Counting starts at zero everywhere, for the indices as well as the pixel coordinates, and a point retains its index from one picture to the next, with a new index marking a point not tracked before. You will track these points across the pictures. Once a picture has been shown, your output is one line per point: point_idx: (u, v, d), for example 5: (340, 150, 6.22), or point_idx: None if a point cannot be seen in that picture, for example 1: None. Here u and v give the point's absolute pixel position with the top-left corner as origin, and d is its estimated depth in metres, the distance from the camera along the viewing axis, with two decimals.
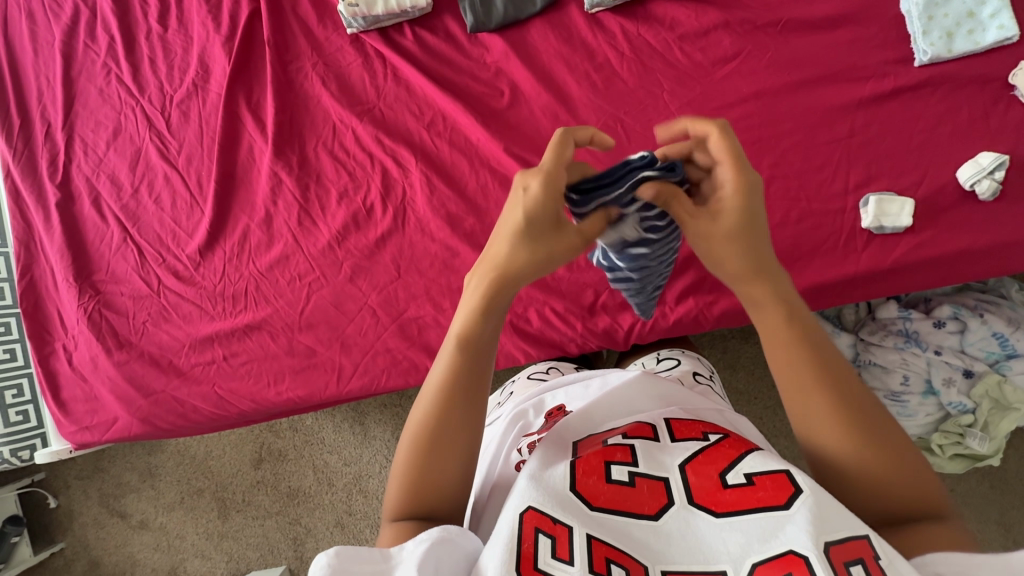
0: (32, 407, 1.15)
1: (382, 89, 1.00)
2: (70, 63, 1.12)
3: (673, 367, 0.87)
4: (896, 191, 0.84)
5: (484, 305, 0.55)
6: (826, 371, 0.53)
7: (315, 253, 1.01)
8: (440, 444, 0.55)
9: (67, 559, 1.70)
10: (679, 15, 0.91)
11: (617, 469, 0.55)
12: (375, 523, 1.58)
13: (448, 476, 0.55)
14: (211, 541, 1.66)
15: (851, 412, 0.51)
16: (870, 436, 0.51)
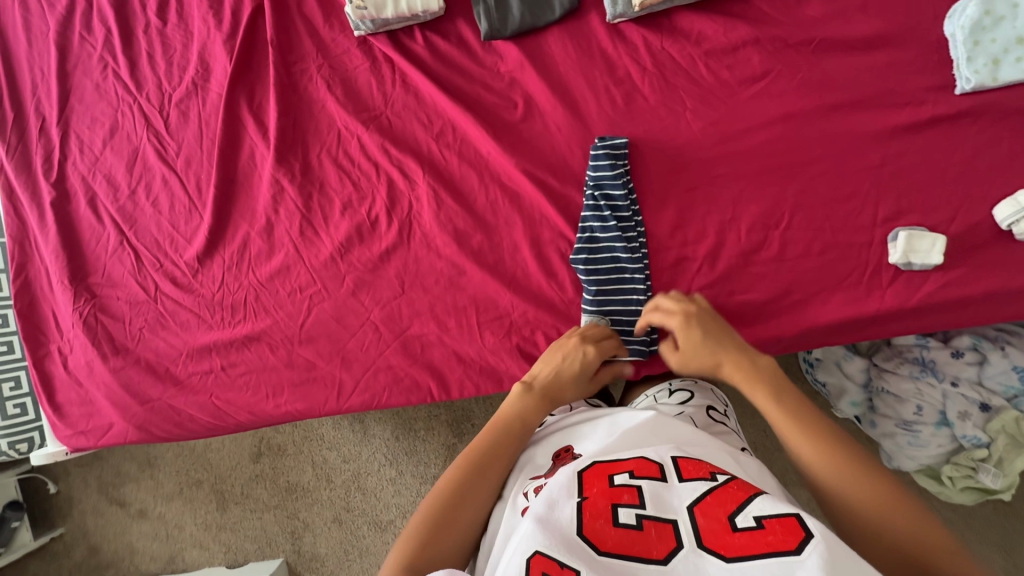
0: (29, 403, 1.13)
1: (389, 96, 0.95)
2: (65, 56, 1.07)
3: (687, 401, 0.84)
4: (927, 226, 0.80)
5: (530, 405, 0.75)
6: (809, 424, 0.62)
7: (317, 264, 0.98)
8: (479, 490, 0.66)
9: (66, 545, 1.71)
10: (706, 29, 0.86)
11: (625, 513, 0.54)
12: (374, 521, 1.58)
13: (469, 513, 0.64)
14: (209, 533, 1.66)
15: (838, 462, 0.59)
16: (859, 468, 0.57)
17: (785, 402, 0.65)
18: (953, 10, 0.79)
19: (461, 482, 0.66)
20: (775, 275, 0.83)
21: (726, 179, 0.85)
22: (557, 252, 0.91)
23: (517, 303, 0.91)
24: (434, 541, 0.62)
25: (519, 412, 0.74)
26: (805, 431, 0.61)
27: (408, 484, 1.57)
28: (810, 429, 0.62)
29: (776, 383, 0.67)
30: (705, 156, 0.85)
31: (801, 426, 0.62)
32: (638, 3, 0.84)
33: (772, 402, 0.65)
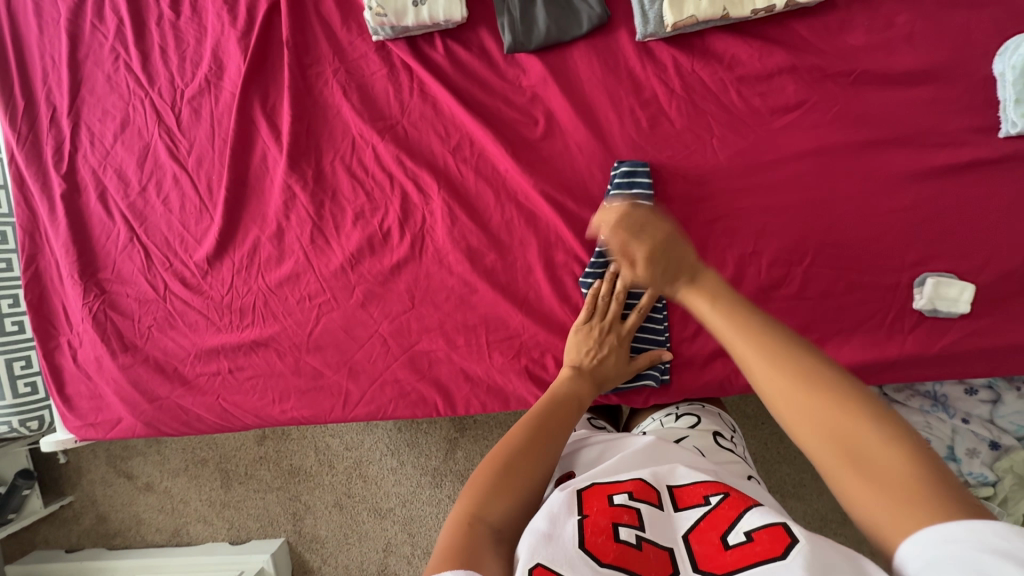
0: (39, 382, 1.14)
1: (406, 105, 0.92)
2: (76, 45, 1.05)
3: (692, 427, 0.83)
4: (956, 273, 0.77)
5: (573, 379, 0.79)
6: (772, 352, 0.52)
7: (327, 274, 0.97)
8: (536, 442, 0.66)
9: (76, 512, 1.76)
10: (740, 53, 0.82)
11: (626, 530, 0.52)
12: (374, 508, 1.60)
13: (530, 458, 0.64)
14: (213, 509, 1.70)
15: (819, 399, 0.49)
16: (840, 401, 0.48)
17: (751, 329, 0.55)
18: (1005, 47, 0.74)
19: (527, 432, 0.67)
20: (793, 313, 0.81)
21: (750, 211, 0.82)
22: (571, 276, 0.89)
23: (527, 324, 0.90)
24: (507, 482, 0.61)
25: (570, 387, 0.77)
26: (782, 365, 0.51)
27: (409, 475, 1.59)
28: (790, 362, 0.51)
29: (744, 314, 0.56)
30: (730, 187, 0.82)
31: (770, 364, 0.52)
32: (671, 24, 0.80)
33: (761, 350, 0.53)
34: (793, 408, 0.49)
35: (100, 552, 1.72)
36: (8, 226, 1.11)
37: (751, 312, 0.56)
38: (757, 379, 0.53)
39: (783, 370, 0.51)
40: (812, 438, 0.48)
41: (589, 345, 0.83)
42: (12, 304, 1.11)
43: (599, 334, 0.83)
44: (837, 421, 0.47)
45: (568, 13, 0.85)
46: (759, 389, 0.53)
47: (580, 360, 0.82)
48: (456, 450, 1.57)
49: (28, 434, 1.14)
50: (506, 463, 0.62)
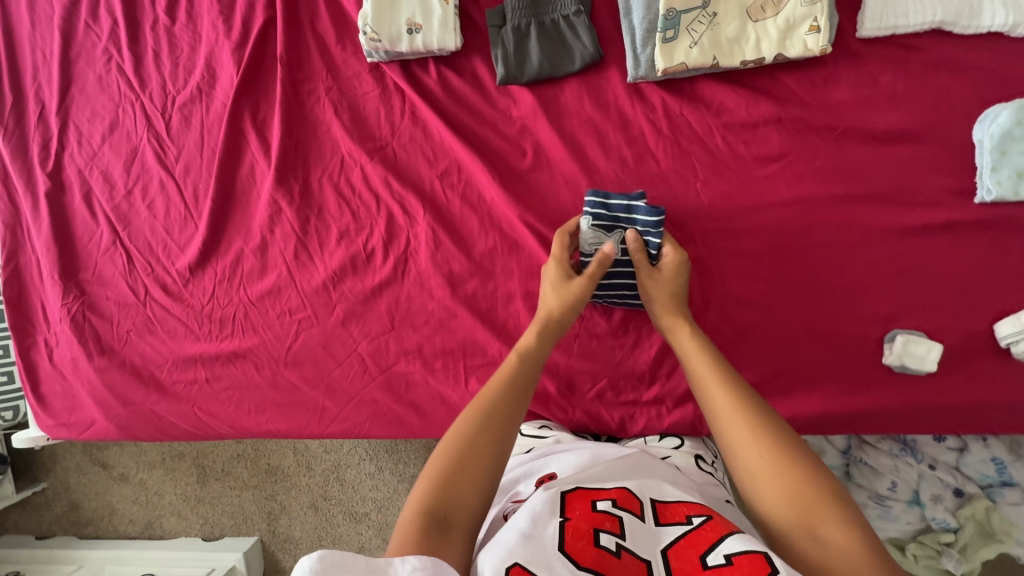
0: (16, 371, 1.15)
1: (396, 127, 0.92)
2: (69, 43, 1.03)
3: (676, 448, 0.85)
4: (925, 332, 0.78)
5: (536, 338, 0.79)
6: (762, 429, 0.63)
7: (309, 290, 0.97)
8: (493, 411, 0.68)
9: (48, 498, 1.75)
10: (728, 100, 0.81)
11: (606, 537, 0.54)
12: (349, 511, 1.60)
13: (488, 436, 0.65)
14: (187, 503, 1.69)
15: (790, 472, 0.59)
16: (802, 481, 0.58)
17: (743, 410, 0.65)
18: (985, 114, 0.75)
19: (488, 407, 0.69)
20: (764, 361, 0.83)
21: (730, 256, 0.83)
22: None
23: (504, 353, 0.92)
24: (470, 460, 0.63)
25: (536, 353, 0.77)
26: (759, 439, 0.62)
27: (385, 480, 1.58)
28: (766, 438, 0.62)
29: (738, 392, 0.67)
30: (711, 232, 0.83)
31: (756, 443, 0.62)
32: (662, 69, 0.78)
33: (744, 425, 0.64)
34: (766, 480, 0.59)
35: (71, 540, 1.72)
36: None
37: (748, 394, 0.67)
38: (742, 453, 0.62)
39: (767, 442, 0.61)
40: (779, 509, 0.57)
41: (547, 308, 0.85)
42: None
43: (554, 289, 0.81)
44: (804, 502, 0.56)
45: (561, 49, 0.84)
46: (745, 463, 0.62)
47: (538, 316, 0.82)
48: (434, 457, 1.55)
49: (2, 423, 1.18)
50: (461, 455, 0.63)
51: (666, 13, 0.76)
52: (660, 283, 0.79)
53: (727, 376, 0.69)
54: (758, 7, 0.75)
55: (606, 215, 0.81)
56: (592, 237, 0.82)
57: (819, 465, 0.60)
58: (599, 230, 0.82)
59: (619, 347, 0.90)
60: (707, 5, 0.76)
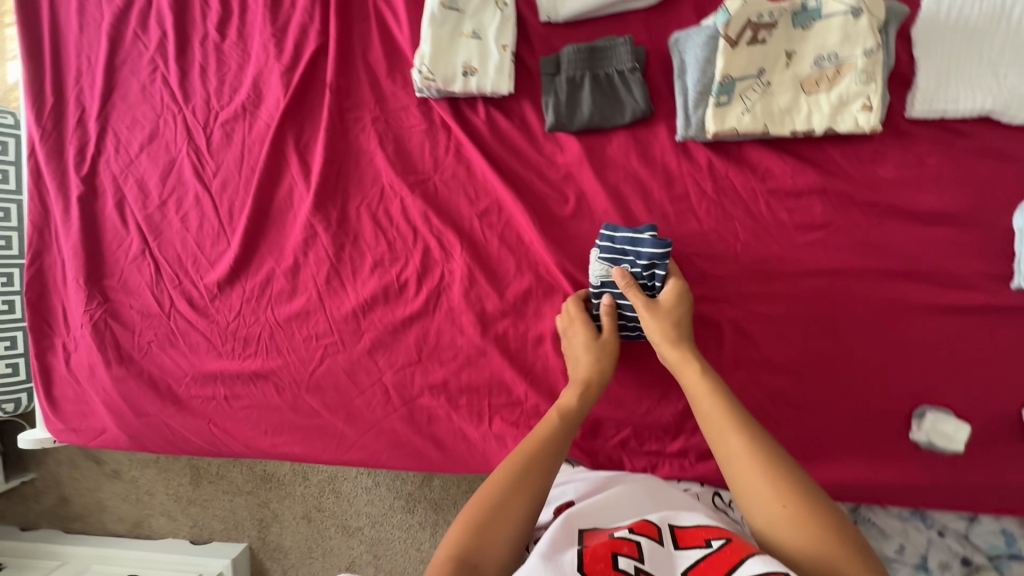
0: (21, 363, 1.21)
1: (440, 162, 0.93)
2: (115, 50, 1.03)
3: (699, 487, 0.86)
4: (954, 411, 0.79)
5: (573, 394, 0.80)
6: (776, 472, 0.62)
7: (338, 316, 0.97)
8: (532, 469, 0.69)
9: (37, 489, 1.73)
10: (774, 167, 0.82)
11: (625, 560, 0.55)
12: (342, 524, 1.57)
13: (521, 491, 0.67)
14: (178, 504, 1.67)
15: (809, 518, 0.58)
16: (822, 528, 0.57)
17: (757, 451, 0.64)
18: None
19: (524, 462, 0.70)
20: (792, 426, 0.83)
21: (765, 320, 0.83)
22: None
23: (531, 395, 0.91)
24: (503, 511, 0.64)
25: (573, 410, 0.78)
26: (775, 483, 0.61)
27: (381, 495, 1.55)
28: (780, 482, 0.61)
29: (752, 432, 0.66)
30: (747, 293, 0.84)
31: (774, 488, 0.61)
32: (712, 132, 0.79)
33: (759, 467, 0.63)
34: (785, 528, 0.58)
35: (56, 534, 1.68)
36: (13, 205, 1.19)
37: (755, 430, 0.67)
38: (758, 499, 0.62)
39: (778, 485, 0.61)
40: (800, 559, 0.56)
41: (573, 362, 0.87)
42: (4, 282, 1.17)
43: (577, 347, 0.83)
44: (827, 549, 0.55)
45: (613, 102, 0.85)
46: (762, 508, 0.61)
47: (577, 375, 0.82)
48: (433, 477, 1.51)
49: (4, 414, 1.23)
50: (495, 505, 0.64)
51: (721, 79, 0.77)
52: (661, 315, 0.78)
53: (739, 413, 0.69)
54: (812, 80, 0.76)
55: (611, 248, 0.82)
56: (598, 270, 0.84)
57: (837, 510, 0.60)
58: (606, 263, 0.83)
59: (646, 398, 0.90)
60: (762, 73, 0.76)
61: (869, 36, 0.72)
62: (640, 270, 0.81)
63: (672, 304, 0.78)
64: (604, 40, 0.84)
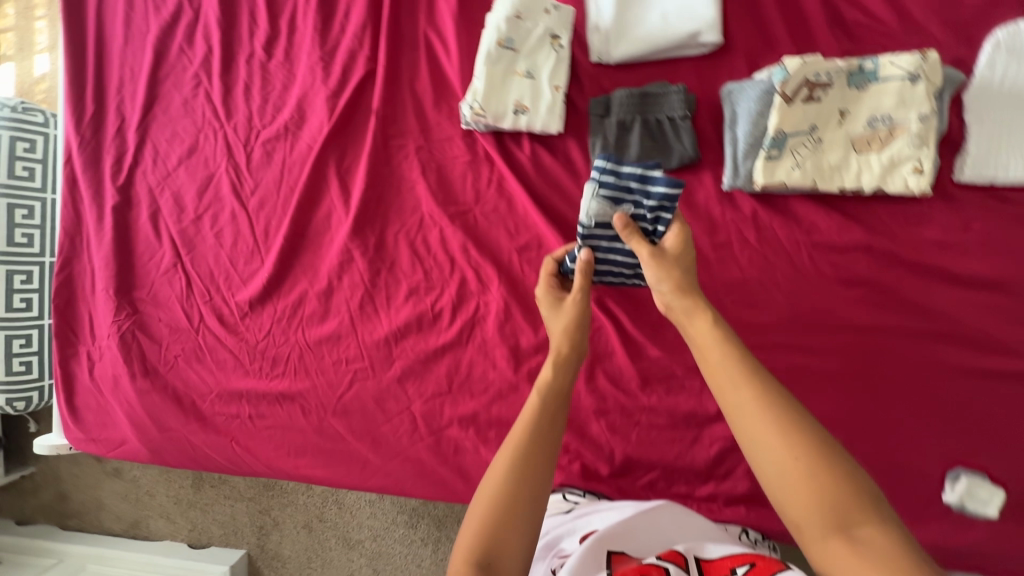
0: (34, 361, 1.20)
1: (481, 195, 0.93)
2: (160, 62, 1.03)
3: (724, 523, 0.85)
4: (989, 475, 0.79)
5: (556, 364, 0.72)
6: (781, 421, 0.51)
7: (369, 342, 0.96)
8: (523, 450, 0.61)
9: (35, 483, 1.72)
10: (819, 221, 0.82)
11: None
12: (343, 536, 1.54)
13: (524, 479, 0.59)
14: (178, 506, 1.65)
15: (821, 473, 0.48)
16: (833, 483, 0.48)
17: (759, 395, 0.53)
18: None
19: (516, 444, 0.62)
20: None
21: (803, 373, 0.83)
22: (613, 393, 0.90)
23: None
24: (509, 510, 0.57)
25: (559, 385, 0.69)
26: (782, 433, 0.50)
27: (384, 509, 1.52)
28: (789, 430, 0.50)
29: (750, 370, 0.55)
30: (786, 344, 0.83)
31: (779, 442, 0.50)
32: (760, 184, 0.79)
33: (758, 410, 0.52)
34: (795, 490, 0.49)
35: (51, 531, 1.66)
36: (37, 202, 1.19)
37: (798, 421, 0.51)
38: (760, 453, 0.52)
39: (828, 500, 0.48)
40: (809, 521, 0.48)
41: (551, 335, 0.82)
42: (24, 279, 1.17)
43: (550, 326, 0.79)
44: (841, 509, 0.47)
45: (661, 149, 0.84)
46: (765, 465, 0.51)
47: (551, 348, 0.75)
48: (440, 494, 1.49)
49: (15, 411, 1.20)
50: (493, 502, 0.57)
51: (774, 133, 0.77)
52: (663, 268, 0.67)
53: (735, 350, 0.57)
54: (864, 139, 0.76)
55: (616, 184, 0.70)
56: (593, 209, 0.72)
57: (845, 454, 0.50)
58: (604, 201, 0.71)
59: (677, 442, 0.89)
60: (814, 130, 0.77)
61: (924, 102, 0.72)
62: (645, 212, 0.72)
63: (676, 256, 0.68)
64: (656, 86, 0.84)
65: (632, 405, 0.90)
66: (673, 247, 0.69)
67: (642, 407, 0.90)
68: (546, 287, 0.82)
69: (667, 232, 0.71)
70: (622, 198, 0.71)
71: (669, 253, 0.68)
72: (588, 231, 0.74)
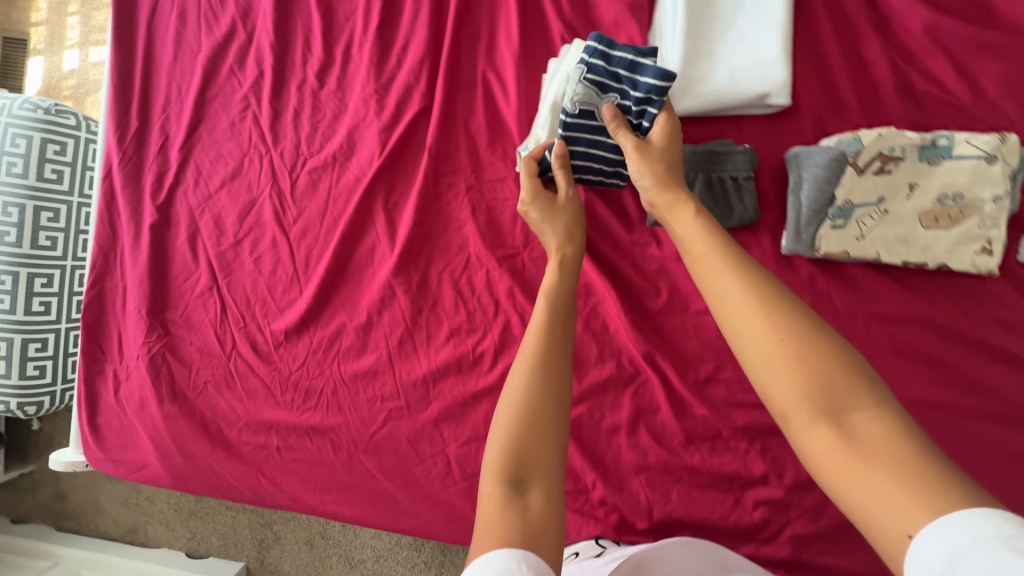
0: (49, 366, 1.16)
1: (531, 239, 0.91)
2: (208, 83, 1.02)
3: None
4: None
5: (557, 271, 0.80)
6: (772, 309, 0.55)
7: (406, 381, 0.94)
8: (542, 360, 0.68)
9: (34, 482, 1.67)
10: (878, 290, 0.81)
11: None
12: (346, 555, 1.47)
13: (537, 380, 0.66)
14: (178, 514, 1.59)
15: (810, 353, 0.52)
16: (819, 360, 0.51)
17: (751, 287, 0.57)
18: None
19: (534, 355, 0.68)
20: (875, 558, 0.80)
21: None
22: (654, 449, 0.88)
23: (598, 485, 0.90)
24: (530, 409, 0.63)
25: (563, 287, 0.77)
26: (771, 319, 0.54)
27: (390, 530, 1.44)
28: (779, 317, 0.54)
29: (745, 269, 0.59)
30: None
31: (771, 328, 0.54)
32: (822, 251, 0.78)
33: (751, 299, 0.56)
34: (783, 373, 0.52)
35: (47, 532, 1.62)
36: (63, 205, 1.16)
37: (787, 308, 0.55)
38: (752, 340, 0.55)
39: (814, 374, 0.51)
40: (796, 397, 0.51)
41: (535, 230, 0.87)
42: (45, 283, 1.13)
43: (537, 217, 0.85)
44: (828, 385, 0.51)
45: (722, 209, 0.82)
46: (755, 354, 0.55)
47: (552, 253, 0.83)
48: None
49: (22, 416, 1.16)
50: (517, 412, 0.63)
51: (841, 203, 0.77)
52: (650, 159, 0.75)
53: (728, 248, 0.61)
54: (932, 214, 0.75)
55: (604, 68, 0.75)
56: (580, 94, 0.77)
57: (839, 339, 0.53)
58: (590, 86, 0.76)
59: (719, 505, 0.86)
60: (881, 202, 0.76)
61: (1000, 183, 0.72)
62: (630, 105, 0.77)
63: (660, 149, 0.76)
64: (718, 143, 0.83)
65: (673, 464, 0.88)
66: (658, 139, 0.76)
67: (685, 466, 0.87)
68: (529, 180, 0.85)
69: (652, 126, 0.77)
70: (608, 86, 0.76)
71: (653, 145, 0.76)
72: (572, 118, 0.79)
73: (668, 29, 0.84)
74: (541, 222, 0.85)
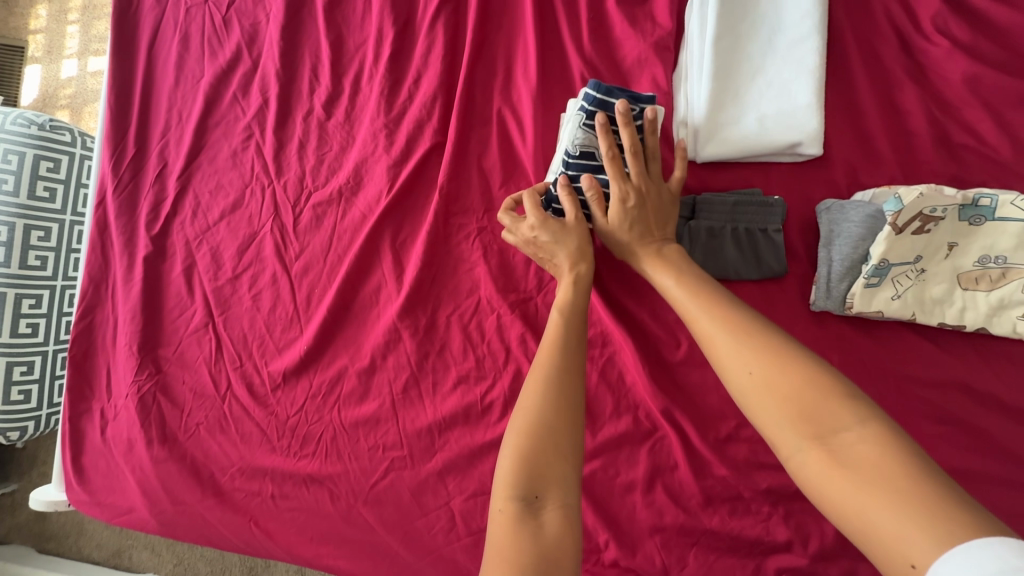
0: (34, 391, 1.09)
1: (545, 283, 0.87)
2: (210, 110, 0.98)
3: None
4: None
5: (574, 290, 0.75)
6: (754, 340, 0.57)
7: (410, 430, 0.89)
8: (547, 376, 0.68)
9: (13, 503, 1.60)
10: (911, 352, 0.77)
11: None
12: None
13: (544, 397, 0.65)
14: (165, 540, 1.52)
15: (792, 377, 0.53)
16: (801, 383, 0.52)
17: (730, 321, 0.60)
18: None
19: (541, 374, 0.68)
20: None
21: None
22: (672, 510, 0.83)
23: (611, 545, 0.84)
24: (539, 428, 0.63)
25: (576, 306, 0.74)
26: (752, 349, 0.56)
27: None
28: (760, 346, 0.56)
29: (726, 307, 0.62)
30: None
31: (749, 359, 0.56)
32: (855, 309, 0.74)
33: (733, 334, 0.58)
34: (769, 400, 0.53)
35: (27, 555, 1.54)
36: (54, 224, 1.10)
37: (768, 339, 0.57)
38: (735, 372, 0.57)
39: (799, 401, 0.51)
40: (784, 423, 0.52)
41: (545, 254, 0.80)
42: (33, 304, 1.07)
43: (538, 247, 0.79)
44: (813, 409, 0.51)
45: (749, 261, 0.79)
46: (739, 384, 0.56)
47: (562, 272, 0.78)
48: None
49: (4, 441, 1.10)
50: (527, 431, 0.63)
51: (879, 261, 0.72)
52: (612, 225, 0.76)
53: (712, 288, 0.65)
54: (972, 275, 0.72)
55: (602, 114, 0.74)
56: (579, 136, 0.76)
57: (827, 365, 0.54)
58: (591, 129, 0.76)
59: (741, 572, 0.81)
60: (919, 260, 0.73)
61: None
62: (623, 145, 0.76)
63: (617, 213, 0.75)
64: (745, 192, 0.80)
65: (693, 527, 0.82)
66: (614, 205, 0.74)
67: (705, 530, 0.82)
68: (534, 208, 0.78)
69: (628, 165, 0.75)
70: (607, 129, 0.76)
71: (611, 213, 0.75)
72: (573, 159, 0.77)
73: (693, 71, 0.80)
74: (545, 249, 0.79)
